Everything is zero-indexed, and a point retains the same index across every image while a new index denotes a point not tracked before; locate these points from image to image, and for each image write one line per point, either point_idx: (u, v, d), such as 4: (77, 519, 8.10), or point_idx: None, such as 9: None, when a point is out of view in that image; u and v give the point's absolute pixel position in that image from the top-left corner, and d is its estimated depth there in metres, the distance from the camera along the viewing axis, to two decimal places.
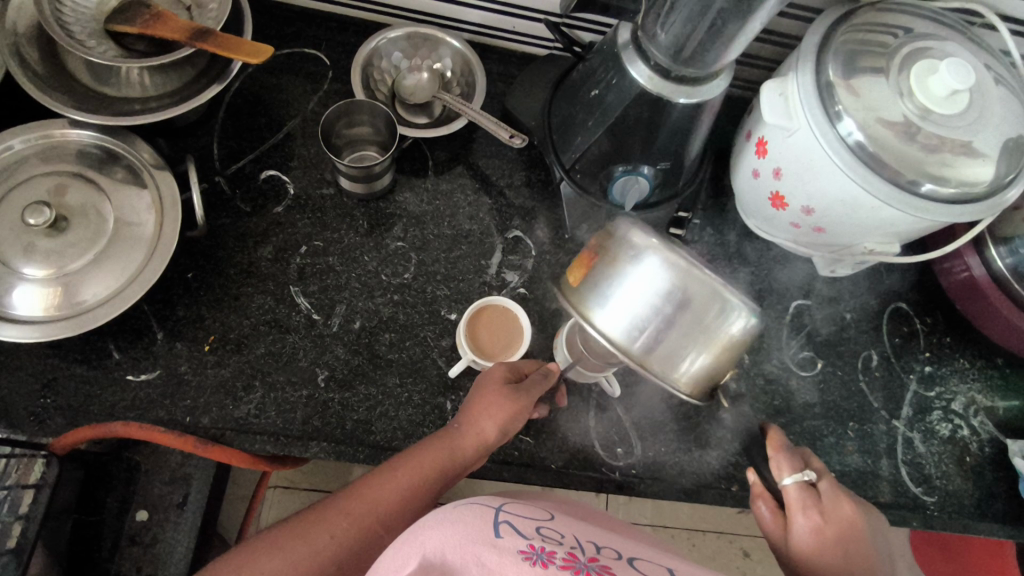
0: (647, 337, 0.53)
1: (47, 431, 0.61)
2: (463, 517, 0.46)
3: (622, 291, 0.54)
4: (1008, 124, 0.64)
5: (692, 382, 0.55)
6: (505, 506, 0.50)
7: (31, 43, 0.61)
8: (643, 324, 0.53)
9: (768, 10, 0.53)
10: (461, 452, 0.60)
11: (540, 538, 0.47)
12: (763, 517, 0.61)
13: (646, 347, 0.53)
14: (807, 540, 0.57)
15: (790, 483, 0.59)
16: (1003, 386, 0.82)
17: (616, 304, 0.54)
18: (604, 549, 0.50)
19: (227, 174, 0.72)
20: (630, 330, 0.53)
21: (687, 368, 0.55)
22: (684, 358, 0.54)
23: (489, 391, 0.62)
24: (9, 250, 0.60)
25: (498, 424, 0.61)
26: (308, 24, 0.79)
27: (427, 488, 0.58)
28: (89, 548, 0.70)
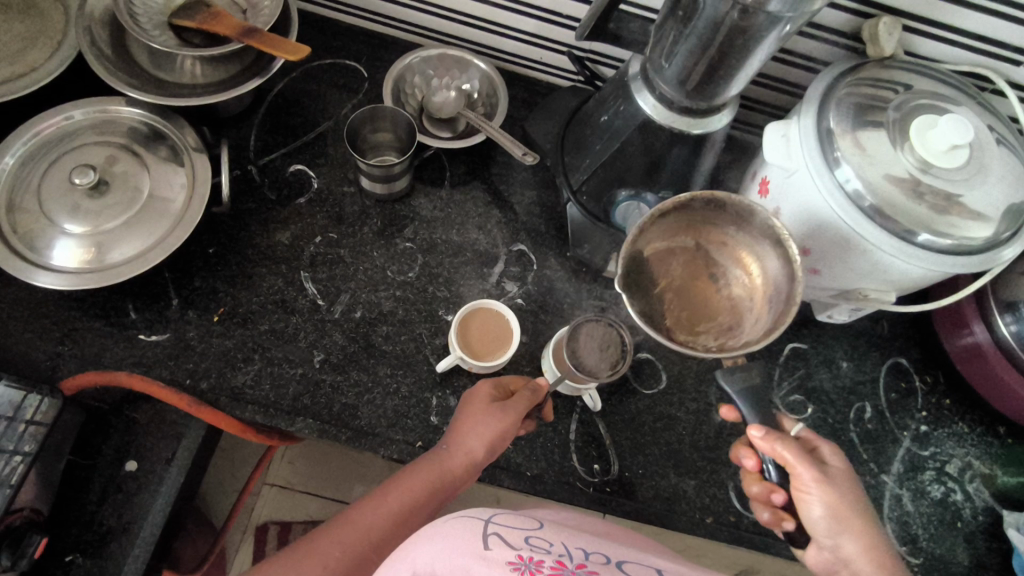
0: (750, 280, 0.64)
1: (60, 374, 0.66)
2: (452, 534, 0.51)
3: (731, 243, 0.65)
4: (1007, 184, 0.65)
5: (750, 344, 0.60)
6: (495, 518, 0.54)
7: (103, 28, 0.69)
8: (741, 270, 0.65)
9: (768, 46, 0.56)
10: (452, 472, 0.62)
11: (529, 547, 0.51)
12: (798, 455, 0.54)
13: (765, 278, 0.63)
14: (835, 466, 0.56)
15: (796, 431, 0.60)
16: (1003, 456, 0.79)
17: (747, 242, 0.64)
18: (594, 555, 0.53)
19: (259, 163, 0.78)
20: (757, 260, 0.64)
21: (744, 331, 0.62)
22: (741, 323, 0.64)
23: (474, 410, 0.64)
24: (55, 206, 0.67)
25: (485, 440, 0.62)
26: (352, 40, 0.86)
27: (416, 507, 0.60)
28: (79, 489, 0.67)
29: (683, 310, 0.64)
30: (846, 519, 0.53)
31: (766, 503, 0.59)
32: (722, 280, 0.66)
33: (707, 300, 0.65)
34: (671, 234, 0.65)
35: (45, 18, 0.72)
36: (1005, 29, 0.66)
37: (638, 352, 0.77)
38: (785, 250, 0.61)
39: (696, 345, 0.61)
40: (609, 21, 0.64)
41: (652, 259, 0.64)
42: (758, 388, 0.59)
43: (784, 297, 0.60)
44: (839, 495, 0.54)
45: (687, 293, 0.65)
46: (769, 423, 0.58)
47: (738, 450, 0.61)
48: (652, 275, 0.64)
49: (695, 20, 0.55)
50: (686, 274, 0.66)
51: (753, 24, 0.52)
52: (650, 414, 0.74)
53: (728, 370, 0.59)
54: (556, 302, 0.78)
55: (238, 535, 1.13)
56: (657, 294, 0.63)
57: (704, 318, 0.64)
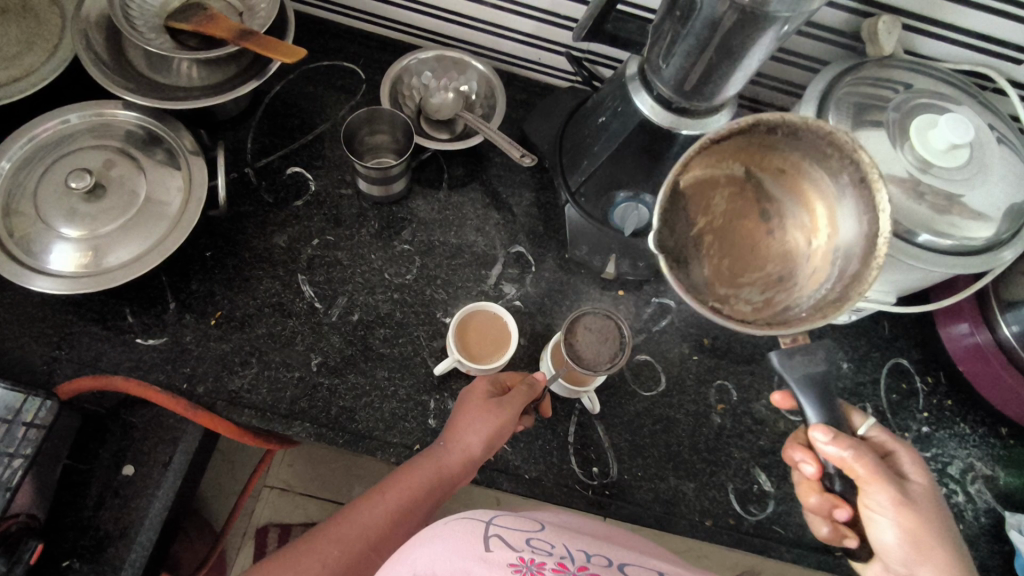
0: (813, 227, 0.53)
1: (56, 378, 0.66)
2: (453, 536, 0.51)
3: (792, 177, 0.53)
4: (1008, 183, 0.64)
5: (805, 314, 0.50)
6: (496, 520, 0.54)
7: (98, 31, 0.69)
8: (801, 212, 0.54)
9: (765, 46, 0.55)
10: (450, 470, 0.62)
11: (530, 549, 0.51)
12: (872, 472, 0.53)
13: (832, 228, 0.52)
14: (915, 482, 0.56)
15: (867, 431, 0.58)
16: (1005, 457, 0.79)
17: (814, 176, 0.52)
18: (595, 557, 0.53)
19: (256, 166, 0.78)
20: (823, 204, 0.52)
21: (799, 286, 0.52)
22: (794, 274, 0.53)
23: (472, 406, 0.64)
24: (52, 211, 0.67)
25: (483, 438, 0.62)
26: (349, 41, 0.86)
27: (416, 506, 0.60)
28: (76, 494, 0.67)
29: (725, 256, 0.54)
30: (924, 544, 0.53)
31: (824, 515, 0.56)
32: (776, 222, 0.55)
33: (755, 244, 0.55)
34: (719, 160, 0.53)
35: (40, 21, 0.72)
36: (1006, 28, 0.66)
37: (636, 353, 0.77)
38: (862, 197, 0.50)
39: (739, 302, 0.52)
40: (606, 21, 0.63)
41: (693, 190, 0.53)
42: (822, 376, 0.54)
43: (857, 257, 0.49)
44: (917, 517, 0.53)
45: (733, 236, 0.55)
46: (837, 423, 0.54)
47: (796, 454, 0.57)
48: (690, 209, 0.53)
49: (691, 20, 0.55)
50: (731, 211, 0.55)
51: (750, 24, 0.52)
52: (649, 416, 0.74)
53: (788, 353, 0.54)
54: (554, 304, 0.77)
55: (238, 538, 1.13)
56: (695, 236, 0.54)
57: (750, 266, 0.54)
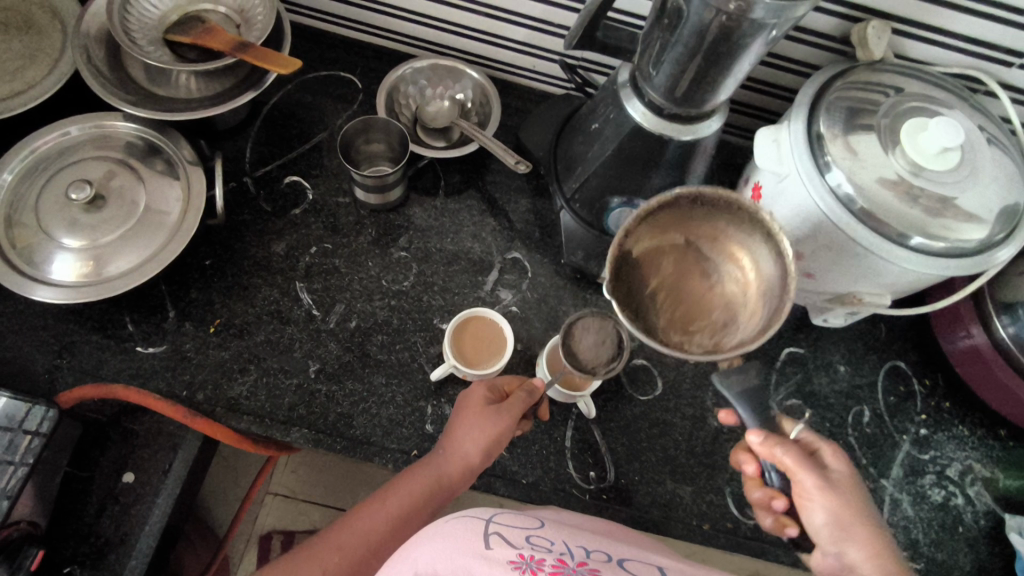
0: (744, 277, 0.58)
1: (57, 387, 0.67)
2: (454, 534, 0.51)
3: (721, 237, 0.59)
4: (999, 185, 0.64)
5: (751, 340, 0.53)
6: (496, 518, 0.54)
7: (99, 45, 0.70)
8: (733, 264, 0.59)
9: (755, 51, 0.56)
10: (449, 477, 0.62)
11: (530, 546, 0.51)
12: (797, 460, 0.55)
13: (758, 271, 0.57)
14: (838, 472, 0.56)
15: (797, 433, 0.60)
16: (1005, 458, 0.79)
17: (736, 237, 0.58)
18: (595, 553, 0.53)
19: (255, 175, 0.79)
20: (748, 254, 0.58)
21: (741, 327, 0.56)
22: (737, 320, 0.57)
23: (470, 412, 0.64)
24: (53, 222, 0.67)
25: (481, 444, 0.62)
26: (347, 51, 0.87)
27: (416, 511, 0.60)
28: (76, 502, 0.67)
29: (675, 310, 0.58)
30: (849, 527, 0.53)
31: (767, 508, 0.62)
32: (712, 279, 0.59)
33: (701, 298, 0.59)
34: (659, 231, 0.59)
35: (43, 35, 0.73)
36: (996, 31, 0.66)
37: (632, 358, 0.77)
38: (774, 245, 0.56)
39: (691, 347, 0.55)
40: (597, 29, 0.64)
41: (639, 257, 0.58)
42: (755, 390, 0.62)
43: (781, 290, 0.54)
44: (842, 502, 0.54)
45: (679, 294, 0.58)
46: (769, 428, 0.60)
47: (739, 457, 0.64)
48: (640, 274, 0.58)
49: (679, 28, 0.55)
50: (676, 273, 0.59)
51: (737, 31, 0.52)
52: (647, 420, 0.74)
53: (725, 373, 0.62)
54: (550, 309, 0.78)
55: (242, 544, 1.14)
56: (647, 293, 0.57)
57: (697, 316, 0.58)
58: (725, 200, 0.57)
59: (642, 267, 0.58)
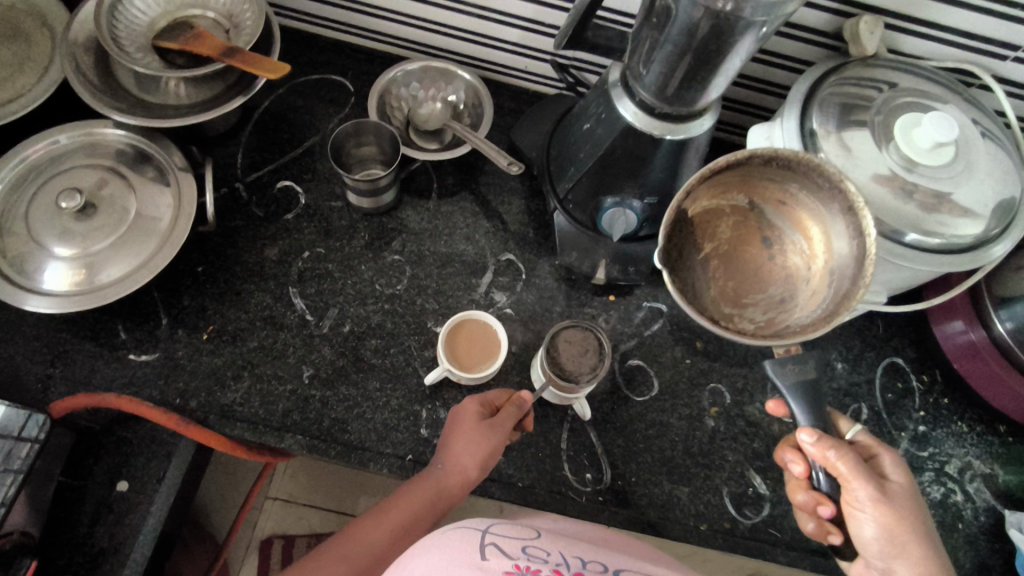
0: (811, 250, 0.57)
1: (50, 396, 0.67)
2: (451, 545, 0.51)
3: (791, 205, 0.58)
4: (993, 179, 0.64)
5: (806, 327, 0.53)
6: (492, 529, 0.54)
7: (87, 52, 0.69)
8: (799, 236, 0.59)
9: (745, 48, 0.55)
10: (446, 493, 0.62)
11: (526, 557, 0.51)
12: (854, 469, 0.55)
13: (829, 251, 0.56)
14: (895, 483, 0.58)
15: (854, 436, 0.61)
16: (1004, 454, 0.78)
17: (809, 206, 0.57)
18: (590, 564, 0.53)
19: (246, 181, 0.78)
20: (818, 228, 0.57)
21: (799, 308, 0.56)
22: (796, 296, 0.57)
23: (463, 430, 0.64)
24: (43, 231, 0.67)
25: (476, 461, 0.62)
26: (338, 54, 0.87)
27: (417, 524, 0.62)
28: (70, 511, 0.67)
29: (729, 279, 0.58)
30: (902, 541, 0.55)
31: (810, 511, 0.61)
32: (775, 248, 0.59)
33: (758, 268, 0.59)
34: (721, 192, 0.59)
35: (31, 43, 0.73)
36: (988, 25, 0.66)
37: (628, 358, 0.77)
38: (852, 221, 0.54)
39: (742, 320, 0.56)
40: (587, 29, 0.64)
41: (697, 219, 0.59)
42: (813, 384, 0.59)
43: (847, 280, 0.53)
44: (894, 514, 0.55)
45: (737, 261, 0.59)
46: (822, 427, 0.58)
47: (786, 456, 0.62)
48: (696, 237, 0.59)
49: (668, 26, 0.55)
50: (735, 237, 0.60)
51: (727, 29, 0.52)
52: (643, 421, 0.74)
53: (781, 362, 0.59)
54: (544, 311, 0.78)
55: (242, 549, 1.14)
56: (700, 260, 0.58)
57: (753, 288, 0.58)
58: (803, 162, 0.55)
59: (701, 232, 0.59)
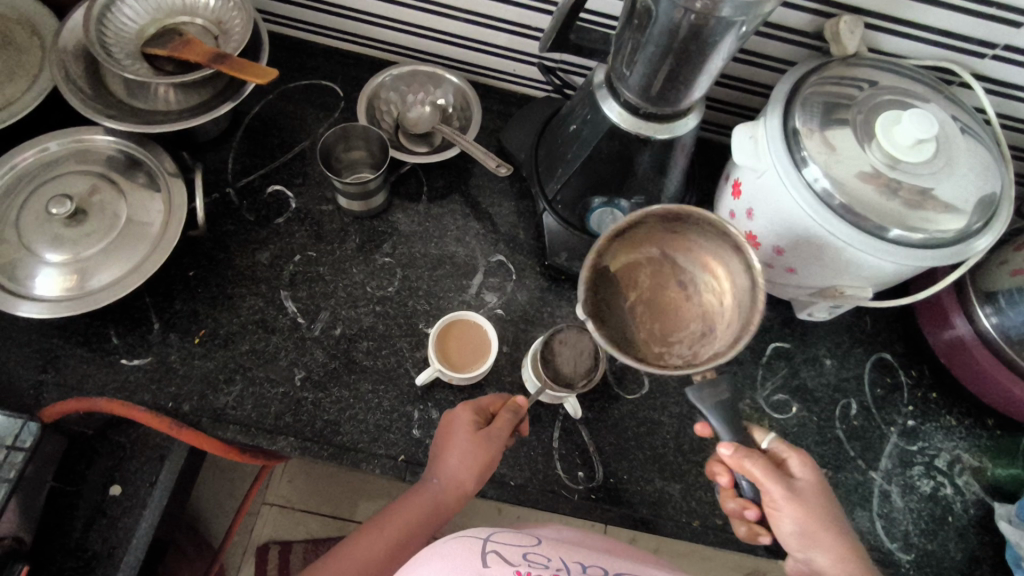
0: (720, 285, 0.63)
1: (42, 402, 0.67)
2: (452, 553, 0.52)
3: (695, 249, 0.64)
4: (973, 174, 0.65)
5: (725, 352, 0.58)
6: (493, 536, 0.55)
7: (77, 60, 0.70)
8: (707, 274, 0.64)
9: (726, 48, 0.56)
10: (446, 504, 0.63)
11: (526, 563, 0.52)
12: (766, 472, 0.56)
13: (730, 283, 0.62)
14: (802, 480, 0.58)
15: (769, 443, 0.61)
16: (992, 448, 0.79)
17: (711, 248, 0.63)
18: (592, 569, 0.55)
19: (237, 186, 0.79)
20: (721, 265, 0.63)
21: (716, 337, 0.61)
22: (715, 330, 0.62)
23: (459, 441, 0.64)
24: (35, 237, 0.68)
25: (472, 472, 0.63)
26: (327, 60, 0.88)
27: (416, 536, 0.62)
28: (63, 517, 0.67)
29: (653, 322, 0.63)
30: (818, 533, 0.55)
31: (742, 518, 0.63)
32: (691, 287, 0.64)
33: (677, 308, 0.64)
34: (634, 246, 0.64)
35: (21, 51, 0.73)
36: (966, 23, 0.67)
37: (619, 357, 0.77)
38: (743, 256, 0.60)
39: (670, 356, 0.61)
40: (571, 32, 0.64)
41: (619, 272, 0.63)
42: (726, 401, 0.61)
43: (750, 306, 0.59)
44: (804, 508, 0.56)
45: (659, 303, 0.64)
46: (740, 438, 0.60)
47: (712, 468, 0.63)
48: (619, 289, 0.63)
49: (650, 27, 0.56)
50: (653, 284, 0.64)
51: (707, 30, 0.53)
52: (634, 419, 0.75)
53: (699, 388, 0.60)
54: (535, 311, 0.78)
55: (239, 556, 1.14)
56: (628, 308, 0.63)
57: (675, 328, 0.63)
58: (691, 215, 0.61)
59: (624, 281, 0.63)
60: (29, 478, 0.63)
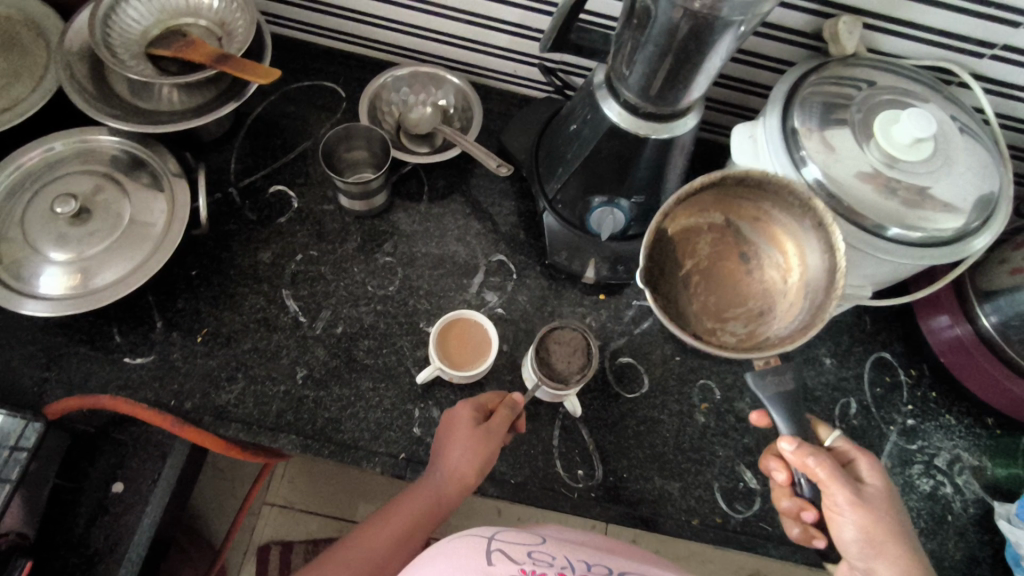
0: (788, 264, 0.59)
1: (46, 400, 0.68)
2: (457, 551, 0.52)
3: (766, 221, 0.60)
4: (972, 173, 0.65)
5: (788, 339, 0.55)
6: (498, 535, 0.55)
7: (81, 61, 0.71)
8: (775, 251, 0.60)
9: (725, 48, 0.56)
10: (447, 493, 0.63)
11: (531, 561, 0.52)
12: (832, 474, 0.56)
13: (802, 265, 0.58)
14: (872, 486, 0.58)
15: (833, 442, 0.61)
16: (991, 447, 0.79)
17: (784, 223, 0.59)
18: (595, 567, 0.55)
19: (239, 186, 0.80)
20: (793, 243, 0.59)
21: (777, 320, 0.58)
22: (773, 310, 0.59)
23: (462, 435, 0.64)
24: (39, 236, 0.68)
25: (475, 462, 0.63)
26: (329, 62, 0.88)
27: (418, 533, 0.63)
28: (65, 513, 0.67)
29: (709, 294, 0.59)
30: (881, 542, 0.55)
31: (796, 516, 0.64)
32: (753, 262, 0.61)
33: (736, 282, 0.60)
34: (700, 209, 0.61)
35: (25, 52, 0.74)
36: (964, 23, 0.67)
37: (618, 356, 0.78)
38: (824, 236, 0.56)
39: (724, 334, 0.57)
40: (570, 32, 0.65)
41: (678, 236, 0.60)
42: (793, 395, 0.61)
43: (819, 293, 0.56)
44: (873, 517, 0.56)
45: (716, 274, 0.60)
46: (802, 435, 0.60)
47: (769, 463, 0.65)
48: (676, 255, 0.60)
49: (649, 28, 0.56)
50: (713, 252, 0.61)
51: (705, 30, 0.53)
52: (634, 417, 0.75)
53: (761, 375, 0.61)
54: (535, 310, 0.78)
55: (240, 555, 1.14)
56: (683, 276, 0.59)
57: (731, 303, 0.60)
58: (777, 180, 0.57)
59: (683, 245, 0.60)
60: (32, 474, 0.64)
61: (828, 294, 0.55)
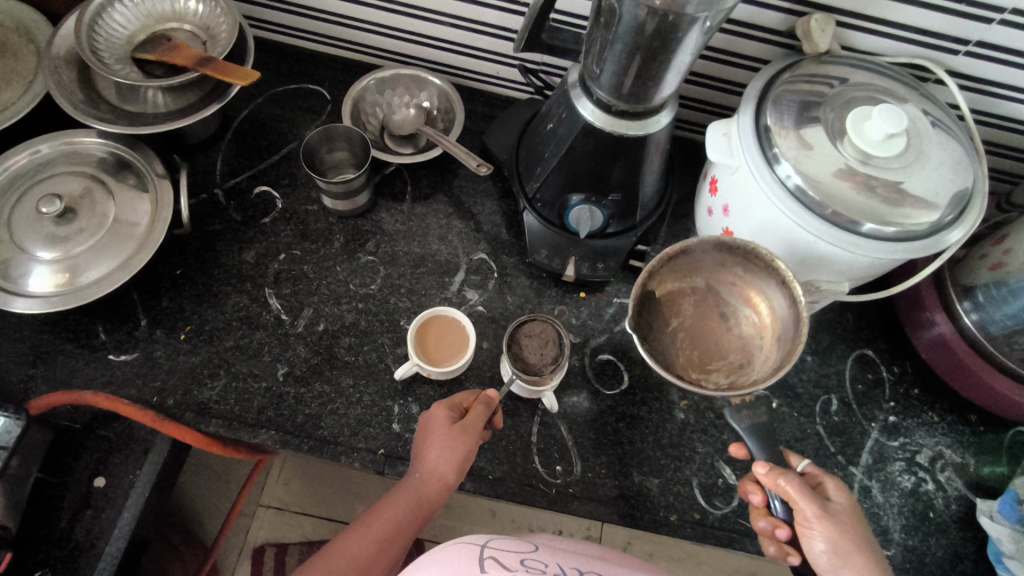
0: (761, 320, 0.68)
1: (31, 396, 0.69)
2: (449, 559, 0.52)
3: (740, 284, 0.69)
4: (945, 168, 0.65)
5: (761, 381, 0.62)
6: (491, 543, 0.55)
7: (68, 65, 0.72)
8: (751, 310, 0.69)
9: (692, 44, 0.57)
10: (429, 495, 0.64)
11: (524, 568, 0.52)
12: (801, 490, 0.58)
13: (774, 321, 0.66)
14: (840, 503, 0.60)
15: (804, 467, 0.63)
16: (974, 444, 0.79)
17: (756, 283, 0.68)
18: None
19: (225, 187, 0.81)
20: (764, 302, 0.67)
21: (755, 369, 0.65)
22: (752, 361, 0.67)
23: (437, 435, 0.65)
24: (26, 236, 0.70)
25: (454, 464, 0.64)
26: (315, 65, 0.90)
27: (400, 535, 0.63)
28: (48, 507, 0.69)
29: (693, 348, 0.68)
30: (847, 553, 0.56)
31: (772, 536, 0.64)
32: (732, 321, 0.69)
33: (718, 339, 0.69)
34: (682, 274, 0.70)
35: (15, 57, 0.76)
36: (936, 20, 0.68)
37: (598, 353, 0.78)
38: (789, 291, 0.64)
39: (708, 382, 0.65)
40: (543, 32, 0.66)
41: (664, 299, 0.69)
42: (765, 426, 0.64)
43: (790, 340, 0.63)
44: (839, 531, 0.57)
45: (699, 332, 0.69)
46: (774, 460, 0.63)
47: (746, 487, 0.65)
48: (663, 313, 0.69)
49: (615, 26, 0.57)
50: (697, 312, 0.70)
51: (669, 27, 0.54)
52: (613, 414, 0.75)
53: (737, 409, 0.64)
54: (515, 308, 0.79)
55: (233, 555, 1.15)
56: (669, 332, 0.68)
57: (715, 356, 0.68)
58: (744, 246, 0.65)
59: (669, 306, 0.69)
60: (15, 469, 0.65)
61: (797, 339, 0.62)
